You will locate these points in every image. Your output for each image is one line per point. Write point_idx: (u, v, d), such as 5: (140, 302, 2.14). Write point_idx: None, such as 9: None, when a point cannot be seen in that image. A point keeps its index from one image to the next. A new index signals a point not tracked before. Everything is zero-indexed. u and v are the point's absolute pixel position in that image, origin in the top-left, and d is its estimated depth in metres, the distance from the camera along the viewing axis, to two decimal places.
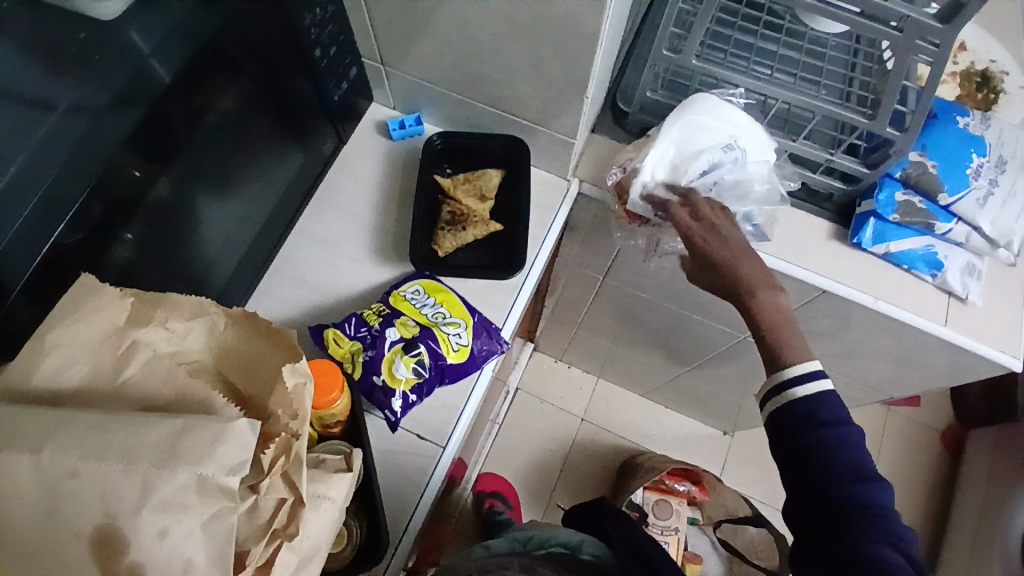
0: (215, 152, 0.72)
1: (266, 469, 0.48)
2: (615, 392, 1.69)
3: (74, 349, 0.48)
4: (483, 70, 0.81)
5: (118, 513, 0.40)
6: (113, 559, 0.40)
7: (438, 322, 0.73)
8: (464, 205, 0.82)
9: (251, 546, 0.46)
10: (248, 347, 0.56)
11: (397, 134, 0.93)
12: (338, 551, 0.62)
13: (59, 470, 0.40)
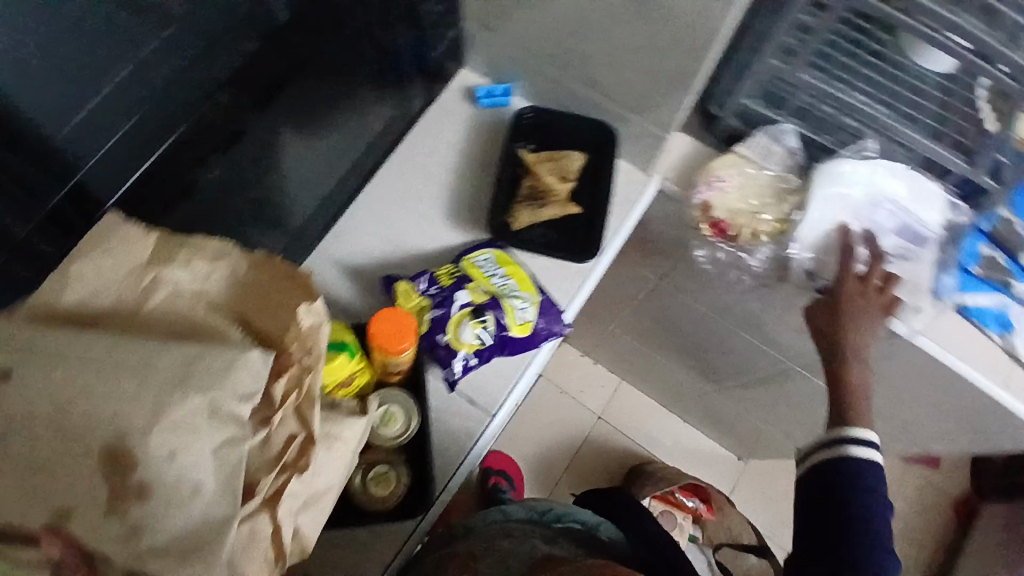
0: (310, 88, 0.71)
1: (278, 405, 0.47)
2: (636, 395, 1.67)
3: (97, 282, 0.47)
4: (588, 46, 0.79)
5: (130, 433, 0.40)
6: (122, 476, 0.40)
7: (507, 293, 0.73)
8: (544, 182, 0.80)
9: (261, 476, 0.46)
10: (271, 293, 0.51)
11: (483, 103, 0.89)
12: (385, 497, 0.63)
13: (74, 388, 0.40)
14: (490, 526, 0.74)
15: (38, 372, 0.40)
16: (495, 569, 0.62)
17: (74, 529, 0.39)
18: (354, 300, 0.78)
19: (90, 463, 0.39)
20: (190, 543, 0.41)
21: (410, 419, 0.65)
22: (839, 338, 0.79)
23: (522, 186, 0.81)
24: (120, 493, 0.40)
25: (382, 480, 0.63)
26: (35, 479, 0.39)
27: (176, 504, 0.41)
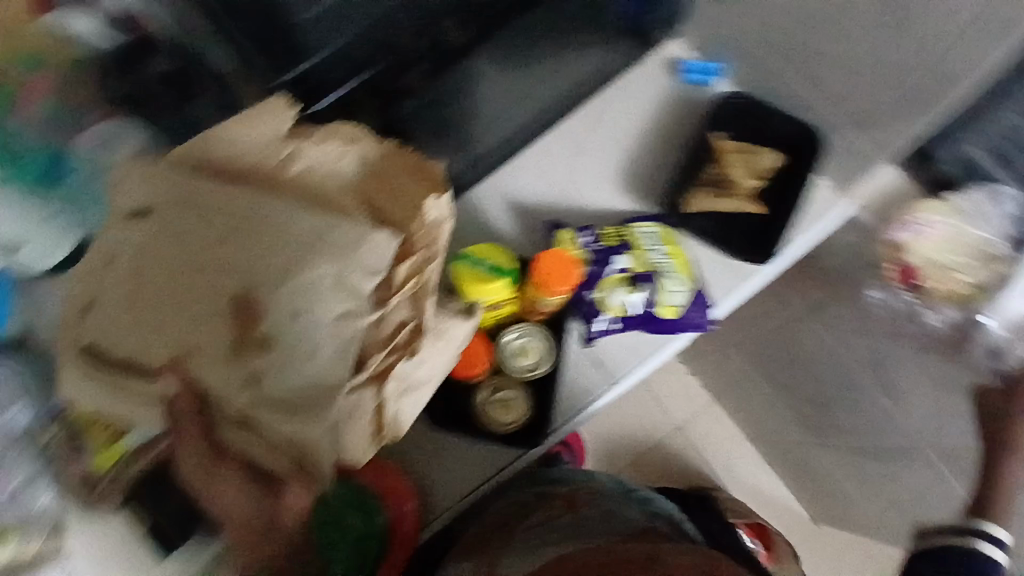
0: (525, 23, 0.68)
1: (399, 288, 0.51)
2: (724, 422, 1.37)
3: (248, 147, 0.53)
4: (843, 39, 0.67)
5: (262, 284, 0.48)
6: (249, 318, 0.48)
7: (663, 272, 0.71)
8: (729, 173, 0.74)
9: (372, 353, 0.50)
10: (394, 187, 0.54)
11: (689, 77, 0.78)
12: (511, 420, 0.72)
13: (216, 233, 0.49)
14: (583, 486, 0.76)
15: (172, 220, 0.50)
16: (592, 524, 0.64)
17: (197, 367, 0.49)
18: (505, 232, 0.77)
19: (218, 313, 0.48)
20: (302, 400, 0.49)
21: (545, 358, 0.72)
22: (1013, 431, 0.75)
23: (706, 169, 0.75)
24: (246, 331, 0.48)
25: (505, 405, 0.72)
26: (159, 321, 0.49)
27: (295, 359, 0.48)
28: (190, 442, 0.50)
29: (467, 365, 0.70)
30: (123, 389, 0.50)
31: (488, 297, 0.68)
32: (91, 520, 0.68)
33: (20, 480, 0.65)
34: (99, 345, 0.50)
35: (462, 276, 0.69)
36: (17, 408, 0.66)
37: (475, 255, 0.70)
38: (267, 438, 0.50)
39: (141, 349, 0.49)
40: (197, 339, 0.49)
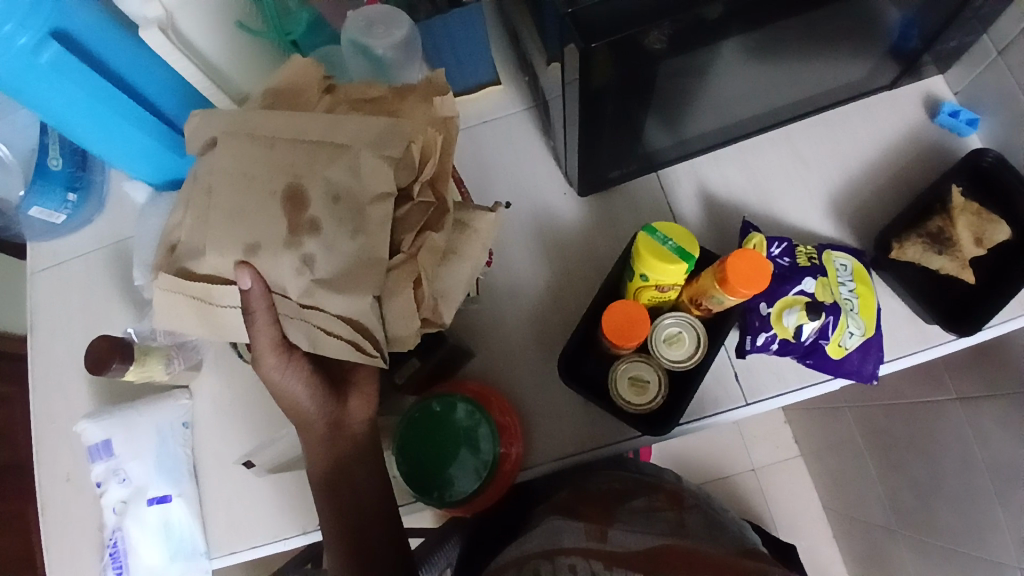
0: (802, 28, 0.57)
1: (421, 171, 0.53)
2: (802, 484, 1.32)
3: (293, 94, 0.56)
4: None
5: (303, 174, 0.49)
6: (300, 208, 0.48)
7: (848, 309, 0.68)
8: (954, 232, 0.68)
9: (405, 237, 0.52)
10: (410, 102, 0.55)
11: (940, 120, 0.74)
12: (643, 402, 0.65)
13: (261, 139, 0.50)
14: (669, 483, 0.70)
15: (228, 144, 0.50)
16: (698, 528, 0.56)
17: (263, 259, 0.48)
18: (691, 225, 0.75)
19: (278, 207, 0.49)
20: (350, 277, 0.49)
21: (700, 351, 0.66)
22: None
23: (929, 220, 0.70)
24: (299, 221, 0.48)
25: (639, 386, 0.66)
26: (235, 223, 0.48)
27: (337, 241, 0.49)
28: (265, 330, 0.51)
29: (624, 343, 0.62)
30: (212, 302, 0.51)
31: (661, 277, 0.62)
32: (224, 363, 0.76)
33: None
34: (190, 265, 0.49)
35: (641, 247, 0.61)
36: None
37: (660, 229, 0.62)
38: (329, 323, 0.50)
39: (216, 256, 0.48)
40: (263, 230, 0.48)
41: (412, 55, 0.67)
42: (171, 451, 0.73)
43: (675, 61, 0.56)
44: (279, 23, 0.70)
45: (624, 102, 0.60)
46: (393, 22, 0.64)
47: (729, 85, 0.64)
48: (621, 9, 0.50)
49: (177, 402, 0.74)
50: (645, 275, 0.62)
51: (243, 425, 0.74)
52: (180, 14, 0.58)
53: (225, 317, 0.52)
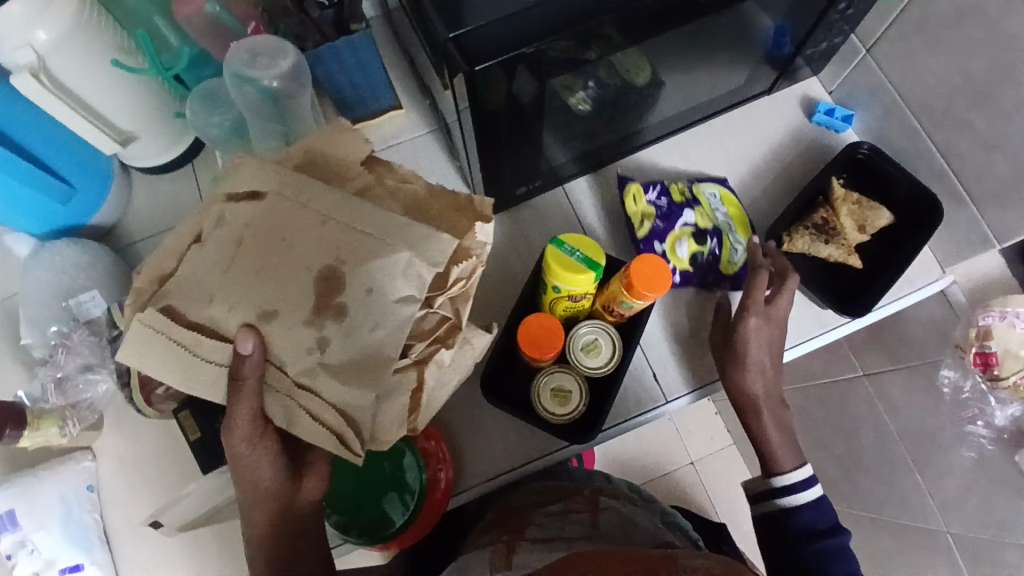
0: (680, 41, 0.60)
1: (448, 285, 0.49)
2: (738, 471, 1.36)
3: (331, 166, 0.51)
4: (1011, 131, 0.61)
5: (345, 261, 0.45)
6: (331, 291, 0.45)
7: (728, 230, 0.74)
8: (839, 222, 0.72)
9: (415, 342, 0.48)
10: (448, 216, 0.50)
11: (817, 118, 0.78)
12: (562, 413, 0.65)
13: (310, 214, 0.46)
14: (590, 488, 0.67)
15: (273, 210, 0.46)
16: (613, 529, 0.55)
17: (273, 329, 0.44)
18: (597, 234, 0.77)
19: (306, 285, 0.45)
20: (357, 377, 0.45)
21: (614, 355, 0.66)
22: None
23: (815, 212, 0.73)
24: (326, 305, 0.45)
25: (561, 398, 0.65)
26: (252, 286, 0.45)
27: (355, 332, 0.45)
28: (245, 404, 0.45)
29: (542, 356, 0.62)
30: (198, 354, 0.45)
31: (571, 287, 0.61)
32: (126, 419, 0.71)
33: (78, 364, 0.68)
34: (182, 308, 0.46)
35: (549, 260, 0.61)
36: (92, 296, 0.68)
37: (567, 240, 0.61)
38: (318, 408, 0.46)
39: (221, 310, 0.45)
40: (284, 299, 0.45)
41: (304, 86, 0.64)
42: (78, 518, 0.68)
43: (564, 77, 0.57)
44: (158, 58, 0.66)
45: (517, 122, 0.60)
46: (279, 52, 0.62)
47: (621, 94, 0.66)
48: (504, 31, 0.50)
49: (79, 465, 0.69)
50: (557, 286, 0.62)
51: (154, 482, 0.70)
52: (52, 57, 0.56)
53: (203, 375, 0.46)
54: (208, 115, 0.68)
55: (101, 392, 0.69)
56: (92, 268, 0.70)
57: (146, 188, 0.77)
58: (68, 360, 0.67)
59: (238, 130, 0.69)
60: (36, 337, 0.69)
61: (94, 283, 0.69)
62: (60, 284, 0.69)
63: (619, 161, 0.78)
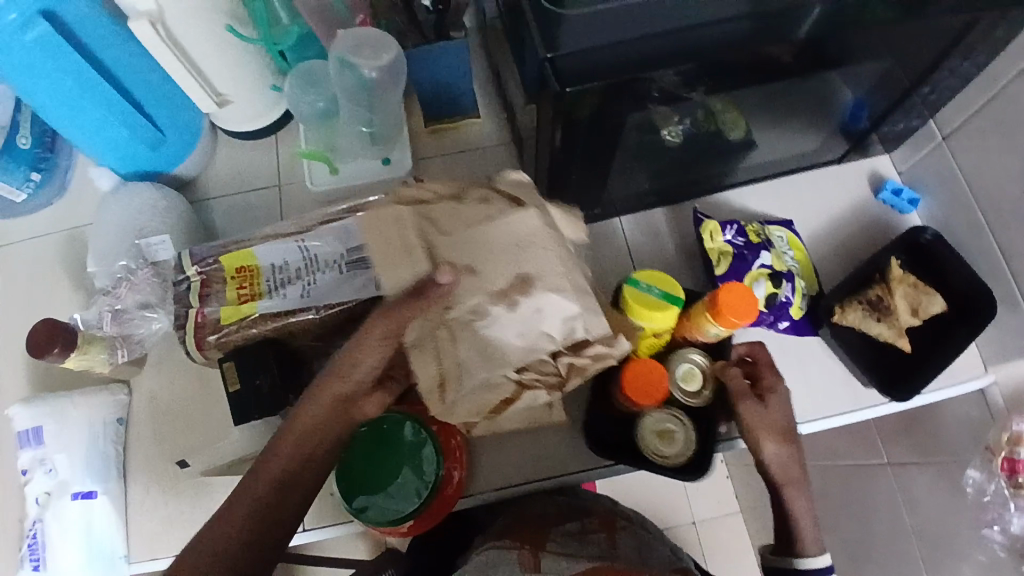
0: (759, 97, 0.61)
1: (577, 358, 0.60)
2: (738, 539, 1.33)
3: (560, 218, 0.62)
4: None
5: (535, 282, 0.58)
6: (520, 288, 0.58)
7: (799, 275, 0.72)
8: (893, 302, 0.70)
9: (527, 370, 0.60)
10: (615, 319, 0.62)
11: (884, 197, 0.78)
12: (671, 451, 0.63)
13: (534, 242, 0.58)
14: (606, 506, 0.71)
15: (522, 228, 0.58)
16: (628, 552, 0.58)
17: (464, 283, 0.57)
18: None
19: (503, 278, 0.57)
20: (485, 356, 0.59)
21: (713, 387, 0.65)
22: None
23: (868, 289, 0.72)
24: (507, 294, 0.58)
25: (667, 436, 0.64)
26: (469, 253, 0.57)
27: (502, 321, 0.58)
28: (394, 318, 0.54)
29: (648, 403, 0.61)
30: (406, 249, 0.58)
31: (657, 325, 0.62)
32: (169, 361, 0.75)
33: (136, 301, 0.71)
34: (431, 216, 0.59)
35: (627, 300, 0.62)
36: (163, 240, 0.72)
37: (641, 279, 0.63)
38: (449, 358, 0.58)
39: (447, 247, 0.58)
40: (483, 270, 0.57)
41: (398, 78, 0.68)
42: (102, 447, 0.70)
43: (645, 112, 0.59)
44: (269, 36, 0.70)
45: (591, 149, 0.62)
46: (383, 45, 0.64)
47: (709, 131, 0.67)
48: (596, 60, 0.52)
49: (113, 398, 0.72)
50: (641, 328, 0.63)
51: (179, 428, 0.73)
52: (171, 9, 0.60)
53: (400, 264, 0.58)
54: (302, 92, 0.71)
55: (154, 329, 0.72)
56: (167, 214, 0.73)
57: (229, 149, 0.81)
58: (128, 295, 0.70)
59: (327, 112, 0.74)
60: (100, 269, 0.72)
61: (166, 228, 0.73)
62: (134, 222, 0.72)
63: (696, 201, 0.78)
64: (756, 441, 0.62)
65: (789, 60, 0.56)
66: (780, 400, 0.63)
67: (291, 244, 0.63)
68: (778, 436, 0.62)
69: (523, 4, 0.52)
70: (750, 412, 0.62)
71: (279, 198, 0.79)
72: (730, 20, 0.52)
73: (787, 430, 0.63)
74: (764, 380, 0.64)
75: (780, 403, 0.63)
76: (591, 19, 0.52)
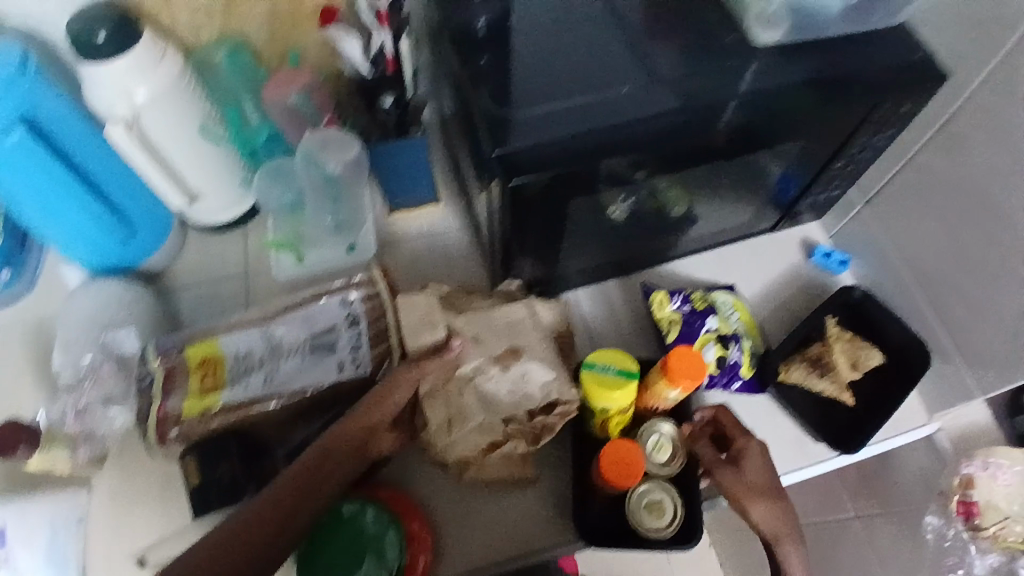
0: (695, 176, 0.67)
1: (546, 416, 0.63)
2: None
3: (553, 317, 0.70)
4: (990, 291, 0.67)
5: (526, 351, 0.63)
6: (516, 354, 0.63)
7: (744, 336, 0.77)
8: (832, 356, 0.75)
9: (509, 423, 0.64)
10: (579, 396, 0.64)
11: (816, 260, 0.84)
12: (662, 522, 0.62)
13: (535, 328, 0.65)
14: None
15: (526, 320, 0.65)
16: None
17: (471, 351, 0.63)
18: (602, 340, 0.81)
19: (500, 349, 0.63)
20: (485, 405, 0.63)
21: (684, 455, 0.65)
22: None
23: (809, 346, 0.77)
24: (507, 356, 0.63)
25: (657, 508, 0.63)
26: (483, 329, 0.64)
27: (506, 380, 0.62)
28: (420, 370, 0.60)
29: (632, 484, 0.59)
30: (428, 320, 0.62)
31: (622, 403, 0.62)
32: (130, 458, 0.73)
33: (100, 395, 0.71)
34: (460, 303, 0.67)
35: (587, 383, 0.62)
36: (128, 331, 0.73)
37: (596, 360, 0.63)
38: (455, 404, 0.62)
39: (461, 321, 0.64)
40: (492, 342, 0.63)
41: (361, 173, 0.75)
42: (59, 548, 0.68)
43: (593, 196, 0.63)
44: (241, 136, 0.76)
45: (544, 233, 0.66)
46: (346, 144, 0.72)
47: (654, 207, 0.72)
48: (547, 153, 0.57)
49: (74, 496, 0.71)
50: (607, 409, 0.62)
51: (138, 526, 0.70)
52: (146, 113, 0.64)
53: (421, 335, 0.62)
54: (270, 187, 0.76)
55: (115, 426, 0.71)
56: (133, 306, 0.75)
57: (197, 243, 0.84)
58: (93, 390, 0.70)
59: (294, 206, 0.77)
60: (65, 363, 0.72)
61: (133, 319, 0.74)
62: (101, 316, 0.73)
63: (645, 271, 0.82)
64: (741, 506, 0.61)
65: (723, 143, 0.62)
66: (754, 461, 0.63)
67: (254, 332, 0.65)
68: (759, 498, 0.62)
69: (476, 112, 0.58)
70: (724, 479, 0.62)
71: (244, 287, 0.81)
72: (663, 113, 0.58)
73: (768, 490, 0.62)
74: (735, 442, 0.64)
75: (756, 464, 0.63)
76: (539, 119, 0.57)
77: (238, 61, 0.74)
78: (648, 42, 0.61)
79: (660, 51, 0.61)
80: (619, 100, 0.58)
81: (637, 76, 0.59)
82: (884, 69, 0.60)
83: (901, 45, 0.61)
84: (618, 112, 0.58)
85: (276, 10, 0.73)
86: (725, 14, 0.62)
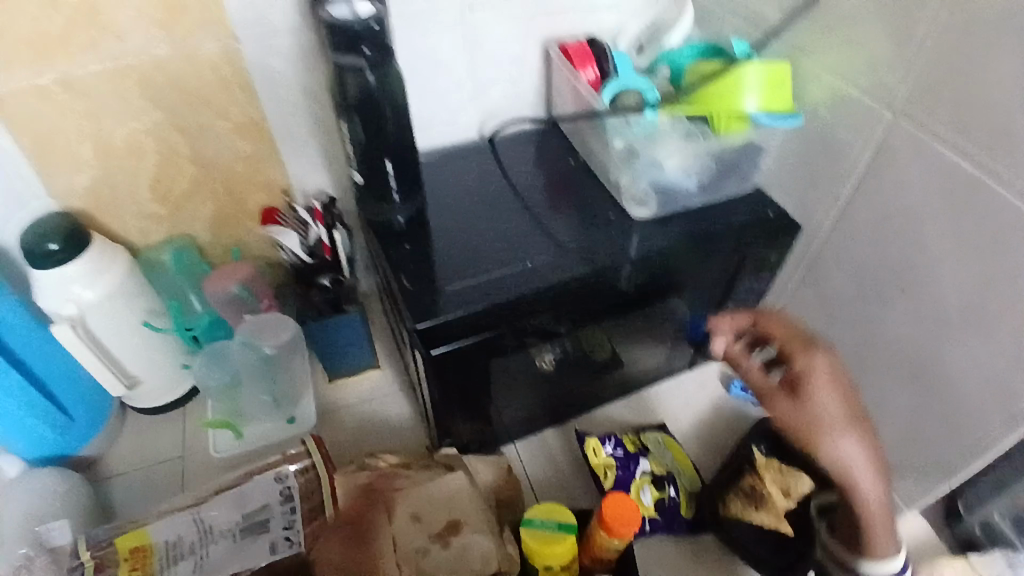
0: (608, 329, 0.74)
1: None
2: None
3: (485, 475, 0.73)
4: (885, 408, 0.73)
5: (461, 518, 0.65)
6: (450, 527, 0.65)
7: (679, 474, 0.80)
8: (766, 488, 0.71)
9: None
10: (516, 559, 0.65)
11: (734, 390, 0.91)
12: None
13: (468, 491, 0.68)
14: None
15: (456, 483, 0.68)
16: None
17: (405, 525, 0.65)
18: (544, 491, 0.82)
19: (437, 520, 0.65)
20: None
21: None
22: None
23: (743, 479, 0.75)
24: (441, 527, 0.65)
25: None
26: (417, 500, 0.67)
27: (439, 549, 0.63)
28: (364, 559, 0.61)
29: None
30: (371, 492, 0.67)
31: (564, 560, 0.62)
32: None
33: None
34: (393, 475, 0.70)
35: (529, 542, 0.62)
36: (60, 524, 0.68)
37: (534, 516, 0.64)
38: None
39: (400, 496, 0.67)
40: (426, 513, 0.66)
41: (296, 350, 0.80)
42: None
43: (518, 357, 0.69)
44: (180, 320, 0.80)
45: (475, 394, 0.70)
46: (280, 326, 0.77)
47: (577, 358, 0.78)
48: (467, 325, 0.62)
49: None
50: (550, 566, 0.62)
51: None
52: (91, 313, 0.69)
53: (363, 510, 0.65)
54: (209, 370, 0.80)
55: None
56: (64, 500, 0.72)
57: (135, 431, 0.84)
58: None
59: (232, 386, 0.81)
60: None
61: (62, 514, 0.71)
62: (32, 513, 0.70)
63: (577, 419, 0.87)
64: (805, 441, 0.58)
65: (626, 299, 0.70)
66: (822, 390, 0.58)
67: (185, 518, 0.65)
68: (831, 433, 0.57)
69: (400, 293, 0.64)
70: (782, 413, 0.58)
71: (180, 472, 0.79)
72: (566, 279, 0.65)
73: (841, 420, 0.57)
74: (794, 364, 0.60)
75: (825, 393, 0.58)
76: (458, 294, 0.63)
77: (182, 259, 0.81)
78: (547, 220, 0.71)
79: (559, 228, 0.70)
80: (529, 271, 0.66)
81: (545, 250, 0.68)
82: (744, 230, 0.71)
83: (756, 207, 0.73)
84: (527, 281, 0.65)
85: (220, 213, 0.81)
86: (609, 197, 0.74)
